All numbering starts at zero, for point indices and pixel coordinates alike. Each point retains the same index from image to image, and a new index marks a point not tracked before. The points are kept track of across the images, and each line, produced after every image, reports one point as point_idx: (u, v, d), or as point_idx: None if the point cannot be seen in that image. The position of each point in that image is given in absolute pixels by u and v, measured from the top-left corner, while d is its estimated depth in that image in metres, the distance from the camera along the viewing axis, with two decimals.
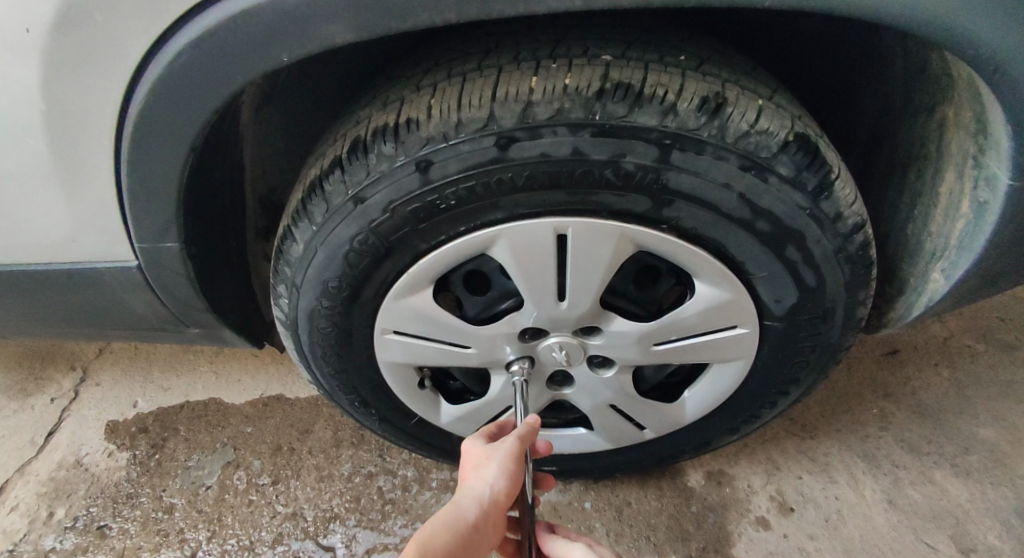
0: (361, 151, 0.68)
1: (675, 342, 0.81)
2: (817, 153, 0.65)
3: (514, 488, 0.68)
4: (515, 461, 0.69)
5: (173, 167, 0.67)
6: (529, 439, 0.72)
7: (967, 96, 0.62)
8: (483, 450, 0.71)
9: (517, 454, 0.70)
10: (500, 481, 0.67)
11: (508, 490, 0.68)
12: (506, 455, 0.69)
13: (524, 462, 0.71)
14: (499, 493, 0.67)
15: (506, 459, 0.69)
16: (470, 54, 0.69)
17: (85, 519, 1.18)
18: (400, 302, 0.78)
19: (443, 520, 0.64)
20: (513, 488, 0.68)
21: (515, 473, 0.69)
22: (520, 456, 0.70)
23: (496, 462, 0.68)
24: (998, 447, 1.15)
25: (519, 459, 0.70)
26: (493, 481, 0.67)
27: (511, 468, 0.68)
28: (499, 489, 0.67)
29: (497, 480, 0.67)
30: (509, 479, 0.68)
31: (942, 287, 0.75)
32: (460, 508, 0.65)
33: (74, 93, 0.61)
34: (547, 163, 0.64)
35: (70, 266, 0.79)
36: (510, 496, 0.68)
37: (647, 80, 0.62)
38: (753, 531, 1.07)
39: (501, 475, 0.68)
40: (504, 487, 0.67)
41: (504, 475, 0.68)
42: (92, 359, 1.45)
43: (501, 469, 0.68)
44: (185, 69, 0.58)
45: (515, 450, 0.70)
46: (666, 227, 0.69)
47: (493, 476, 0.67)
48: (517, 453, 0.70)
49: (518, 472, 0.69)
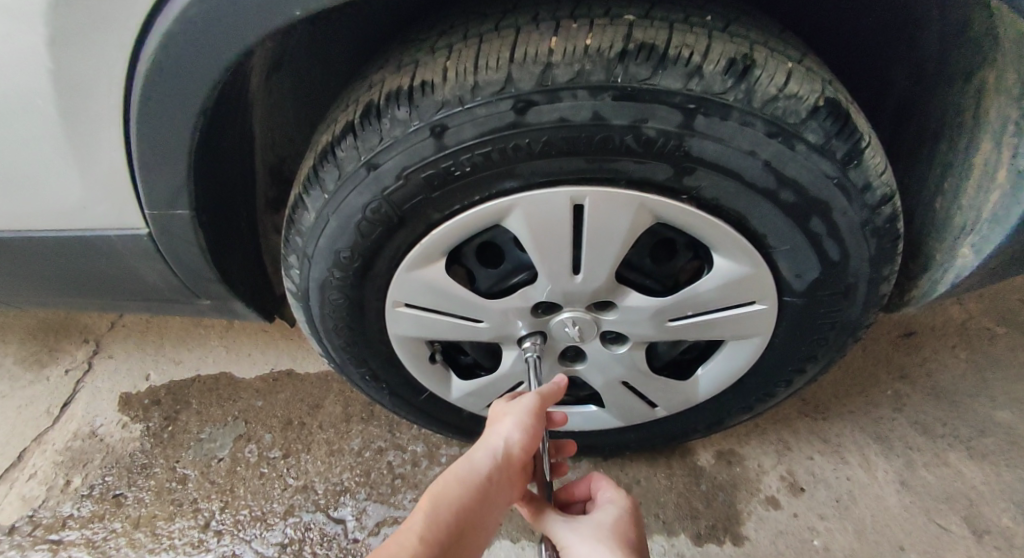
0: (374, 116, 0.67)
1: (691, 318, 0.79)
2: (847, 119, 0.63)
3: (530, 444, 0.68)
4: (532, 416, 0.70)
5: (183, 130, 0.65)
6: (548, 398, 0.73)
7: (1015, 57, 0.60)
8: (502, 408, 0.72)
9: (536, 409, 0.70)
10: (515, 435, 0.68)
11: (524, 444, 0.67)
12: (524, 411, 0.70)
13: (543, 419, 0.71)
14: (515, 447, 0.67)
15: (522, 415, 0.69)
16: (487, 14, 0.66)
17: (101, 488, 1.20)
18: (412, 274, 0.77)
19: (457, 471, 0.64)
20: (530, 443, 0.68)
21: (532, 428, 0.69)
22: (539, 413, 0.71)
23: (513, 417, 0.69)
24: (1015, 429, 1.13)
25: (537, 415, 0.70)
26: (508, 434, 0.67)
27: (528, 422, 0.69)
28: (514, 443, 0.67)
29: (513, 434, 0.67)
30: (525, 433, 0.68)
31: (970, 263, 0.73)
32: (474, 460, 0.65)
33: (82, 53, 0.60)
34: (565, 128, 0.62)
35: (82, 234, 0.79)
36: (527, 450, 0.68)
37: (672, 41, 0.60)
38: (763, 510, 1.06)
39: (517, 429, 0.68)
40: (520, 441, 0.67)
41: (521, 429, 0.68)
42: (105, 332, 1.46)
43: (517, 423, 0.68)
44: (195, 24, 0.57)
45: (533, 406, 0.70)
46: (686, 198, 0.67)
47: (509, 429, 0.68)
48: (535, 410, 0.71)
49: (535, 427, 0.69)
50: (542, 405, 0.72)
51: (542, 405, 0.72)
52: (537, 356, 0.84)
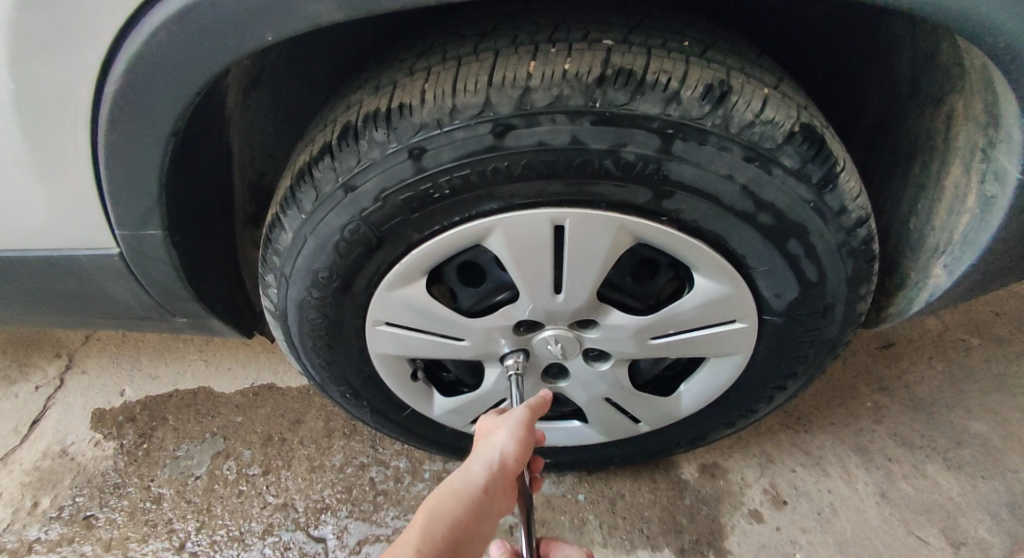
0: (351, 138, 0.66)
1: (673, 336, 0.79)
2: (822, 144, 0.64)
3: (524, 456, 0.67)
4: (524, 427, 0.69)
5: (155, 152, 0.64)
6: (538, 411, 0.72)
7: (980, 87, 0.61)
8: (493, 422, 0.71)
9: (527, 421, 0.69)
10: (509, 446, 0.67)
11: (519, 455, 0.67)
12: (516, 422, 0.69)
13: (534, 430, 0.71)
14: (509, 457, 0.66)
15: (515, 425, 0.68)
16: (466, 37, 0.66)
17: (71, 509, 1.16)
18: (392, 293, 0.76)
19: (452, 484, 0.63)
20: (525, 454, 0.67)
21: (525, 438, 0.68)
22: (530, 423, 0.70)
23: (506, 428, 0.68)
24: (990, 440, 1.15)
25: (529, 426, 0.69)
26: (502, 445, 0.66)
27: (520, 433, 0.68)
28: (509, 453, 0.66)
29: (507, 445, 0.67)
30: (519, 445, 0.67)
31: (943, 283, 0.74)
32: (469, 472, 0.64)
33: (47, 72, 0.58)
34: (544, 152, 0.62)
35: (49, 252, 0.77)
36: (521, 461, 0.67)
37: (650, 66, 0.60)
38: (746, 523, 1.06)
39: (511, 439, 0.67)
40: (515, 452, 0.67)
41: (514, 440, 0.67)
42: (78, 347, 1.43)
43: (510, 434, 0.67)
44: (163, 46, 0.55)
45: (524, 418, 0.70)
46: (666, 220, 0.67)
47: (503, 440, 0.67)
48: (526, 420, 0.70)
49: (528, 438, 0.68)
50: (533, 417, 0.71)
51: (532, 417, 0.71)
52: (520, 373, 0.83)
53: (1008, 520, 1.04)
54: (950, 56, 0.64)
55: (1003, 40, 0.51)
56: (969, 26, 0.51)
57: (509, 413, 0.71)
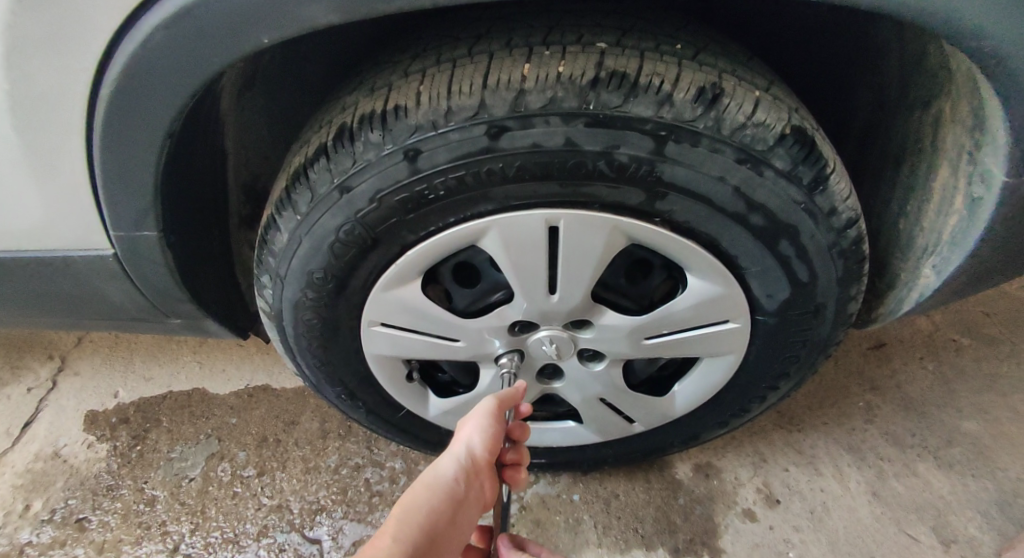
0: (346, 139, 0.66)
1: (666, 336, 0.80)
2: (813, 146, 0.65)
3: (493, 446, 0.68)
4: (492, 418, 0.69)
5: (149, 153, 0.64)
6: (508, 401, 0.72)
7: (966, 91, 0.62)
8: (463, 416, 0.71)
9: (494, 410, 0.69)
10: (477, 439, 0.67)
11: (487, 446, 0.67)
12: (483, 413, 0.69)
13: (504, 420, 0.71)
14: (477, 449, 0.67)
15: (481, 416, 0.69)
16: (461, 39, 0.66)
17: (64, 512, 1.16)
18: (387, 294, 0.77)
19: (422, 480, 0.64)
20: (494, 444, 0.68)
21: (493, 429, 0.68)
22: (498, 413, 0.70)
23: (473, 421, 0.68)
24: (980, 439, 1.16)
25: (497, 416, 0.69)
26: (470, 438, 0.67)
27: (487, 425, 0.68)
28: (476, 446, 0.67)
29: (474, 437, 0.67)
30: (487, 436, 0.68)
31: (932, 283, 0.75)
32: (439, 466, 0.65)
33: (42, 74, 0.58)
34: (539, 154, 0.62)
35: (43, 254, 0.77)
36: (490, 452, 0.68)
37: (643, 69, 0.61)
38: (739, 522, 1.07)
39: (478, 431, 0.68)
40: (483, 443, 0.67)
41: (482, 432, 0.68)
42: (71, 349, 1.42)
43: (477, 427, 0.68)
44: (158, 49, 0.55)
45: (491, 409, 0.70)
46: (659, 221, 0.68)
47: (471, 433, 0.67)
48: (494, 411, 0.70)
49: (496, 428, 0.68)
50: (501, 407, 0.71)
51: (502, 408, 0.71)
52: (514, 373, 0.83)
53: (998, 518, 1.06)
54: (937, 60, 0.65)
55: (988, 44, 0.52)
56: (955, 31, 0.52)
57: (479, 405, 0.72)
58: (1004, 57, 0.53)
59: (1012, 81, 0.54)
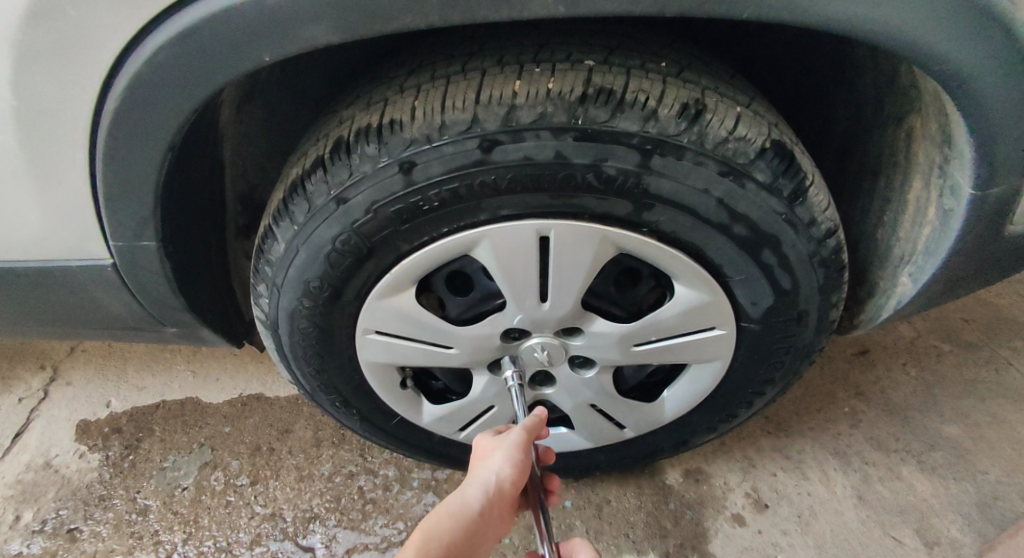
0: (343, 152, 0.68)
1: (655, 343, 0.82)
2: (792, 159, 0.67)
3: (521, 478, 0.68)
4: (522, 450, 0.69)
5: (151, 166, 0.66)
6: (535, 431, 0.72)
7: (933, 108, 0.65)
8: (491, 441, 0.71)
9: (524, 444, 0.70)
10: (506, 470, 0.67)
11: (515, 479, 0.68)
12: (513, 445, 0.69)
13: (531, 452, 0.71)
14: (504, 483, 0.67)
15: (511, 449, 0.69)
16: (454, 56, 0.69)
17: (55, 522, 1.16)
18: (383, 302, 0.78)
19: (447, 507, 0.65)
20: (521, 477, 0.68)
21: (522, 462, 0.68)
22: (527, 445, 0.70)
23: (502, 451, 0.68)
24: (962, 443, 1.19)
25: (526, 449, 0.70)
26: (498, 470, 0.67)
27: (517, 457, 0.68)
28: (505, 478, 0.67)
29: (503, 469, 0.67)
30: (516, 468, 0.68)
31: (909, 291, 0.78)
32: (465, 496, 0.66)
33: (47, 90, 0.60)
34: (530, 166, 0.64)
35: (42, 264, 0.78)
36: (517, 484, 0.68)
37: (629, 86, 0.63)
38: (729, 527, 1.09)
39: (507, 464, 0.68)
40: (511, 476, 0.67)
41: (511, 464, 0.68)
42: (63, 358, 1.43)
43: (507, 458, 0.68)
44: (164, 65, 0.57)
45: (521, 440, 0.70)
46: (646, 230, 0.70)
47: (499, 464, 0.67)
48: (523, 442, 0.70)
49: (525, 462, 0.69)
50: (530, 439, 0.71)
51: (530, 438, 0.72)
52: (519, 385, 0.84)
53: (979, 520, 1.08)
54: (908, 79, 0.68)
55: (951, 65, 0.55)
56: (919, 53, 0.54)
57: (507, 432, 0.71)
58: (966, 79, 0.56)
59: (973, 98, 0.57)
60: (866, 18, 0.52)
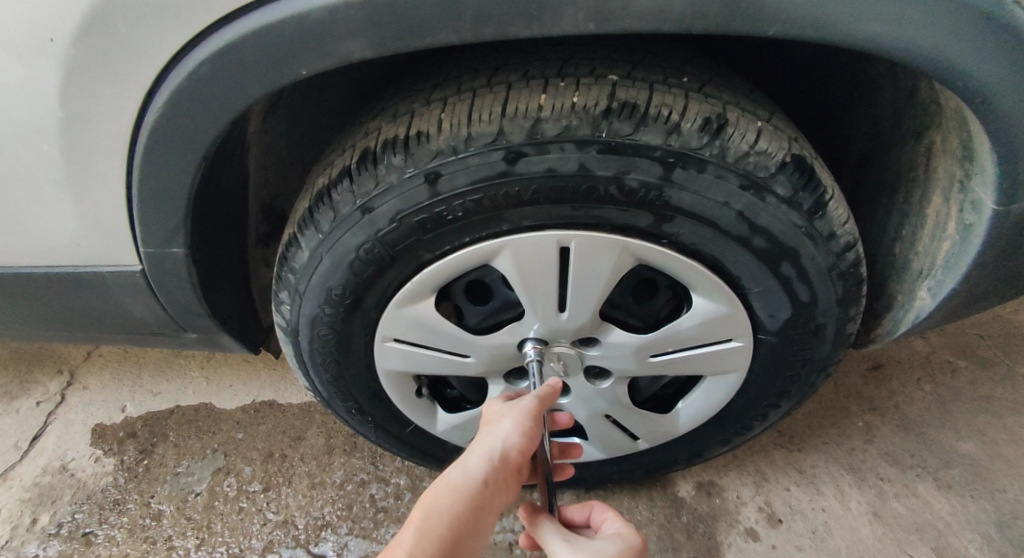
0: (370, 162, 0.70)
1: (672, 354, 0.82)
2: (812, 173, 0.68)
3: (528, 447, 0.66)
4: (531, 417, 0.68)
5: (186, 174, 0.67)
6: (545, 402, 0.71)
7: (954, 125, 0.66)
8: (498, 411, 0.70)
9: (532, 412, 0.68)
10: (512, 438, 0.66)
11: (522, 447, 0.66)
12: (521, 414, 0.68)
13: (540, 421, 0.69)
14: (511, 451, 0.65)
15: (519, 417, 0.67)
16: (479, 70, 0.70)
17: (70, 526, 1.17)
18: (403, 310, 0.79)
19: (451, 478, 0.62)
20: (529, 445, 0.67)
21: (529, 430, 0.67)
22: (536, 415, 0.69)
23: (509, 420, 0.67)
24: (978, 460, 1.18)
25: (535, 417, 0.68)
26: (505, 438, 0.65)
27: (525, 426, 0.67)
28: (511, 445, 0.65)
29: (509, 437, 0.66)
30: (524, 437, 0.67)
31: (928, 305, 0.79)
32: (469, 466, 0.63)
33: (91, 101, 0.62)
34: (553, 178, 0.66)
35: (72, 269, 0.80)
36: (524, 453, 0.66)
37: (652, 100, 0.64)
38: (742, 542, 1.08)
39: (514, 432, 0.66)
40: (518, 444, 0.66)
41: (519, 431, 0.66)
42: (80, 363, 1.45)
43: (514, 426, 0.66)
44: (206, 78, 0.59)
45: (530, 409, 0.69)
46: (666, 242, 0.71)
47: (506, 433, 0.66)
48: (532, 412, 0.69)
49: (532, 430, 0.67)
50: (539, 409, 0.70)
51: (540, 407, 0.70)
52: (536, 365, 0.81)
53: (998, 539, 1.07)
54: (928, 95, 0.69)
55: (975, 82, 0.56)
56: (945, 70, 0.55)
57: (516, 402, 0.70)
58: (989, 96, 0.57)
59: (996, 114, 0.58)
60: (890, 36, 0.53)
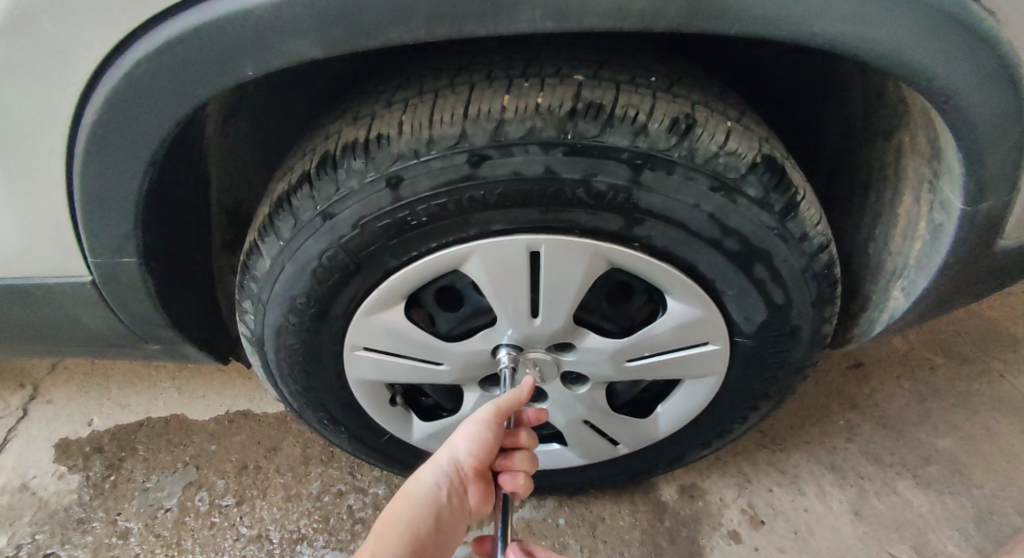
0: (330, 167, 0.67)
1: (648, 359, 0.81)
2: (783, 174, 0.67)
3: (474, 454, 0.68)
4: (482, 425, 0.67)
5: (130, 181, 0.64)
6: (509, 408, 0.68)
7: (921, 125, 0.65)
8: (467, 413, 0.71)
9: (483, 419, 0.67)
10: (459, 447, 0.68)
11: (466, 454, 0.68)
12: (472, 421, 0.68)
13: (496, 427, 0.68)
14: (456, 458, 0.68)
15: (468, 424, 0.68)
16: (442, 71, 0.68)
17: (31, 547, 1.12)
18: (371, 319, 0.77)
19: (408, 482, 0.69)
20: (475, 453, 0.68)
21: (475, 439, 0.67)
22: (489, 422, 0.67)
23: (461, 427, 0.69)
24: (956, 457, 1.18)
25: (487, 424, 0.67)
26: (452, 447, 0.68)
27: (471, 435, 0.67)
28: (456, 454, 0.68)
29: (457, 445, 0.68)
30: (471, 445, 0.68)
31: (902, 305, 0.78)
32: (424, 471, 0.69)
33: (23, 104, 0.59)
34: (519, 181, 0.64)
35: (20, 280, 0.76)
36: (472, 460, 0.69)
37: (619, 101, 0.62)
38: (724, 545, 1.07)
39: (461, 441, 0.68)
40: (464, 453, 0.68)
41: (466, 441, 0.68)
42: (44, 376, 1.40)
43: (462, 436, 0.68)
44: (144, 79, 0.56)
45: (483, 416, 0.67)
46: (638, 245, 0.69)
47: (455, 441, 0.69)
48: (486, 420, 0.67)
49: (480, 440, 0.67)
50: (498, 416, 0.68)
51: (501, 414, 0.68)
52: (510, 370, 0.79)
53: (976, 536, 1.07)
54: (895, 95, 0.68)
55: (939, 82, 0.55)
56: (908, 69, 0.54)
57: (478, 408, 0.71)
58: (953, 97, 0.56)
59: (961, 115, 0.58)
60: (855, 35, 0.52)
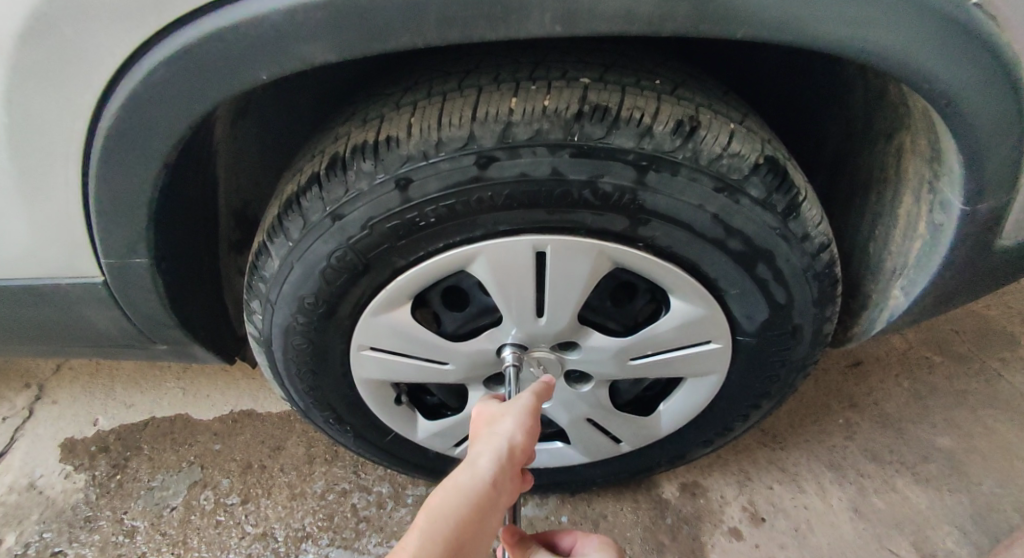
0: (339, 168, 0.68)
1: (651, 357, 0.82)
2: (785, 175, 0.68)
3: (531, 444, 0.60)
4: (530, 414, 0.62)
5: (144, 182, 0.65)
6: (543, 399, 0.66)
7: (922, 128, 0.66)
8: (498, 408, 0.64)
9: (532, 409, 0.63)
10: (516, 435, 0.60)
11: (524, 443, 0.60)
12: (522, 410, 0.62)
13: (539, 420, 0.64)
14: (516, 446, 0.59)
15: (519, 413, 0.62)
16: (450, 74, 0.69)
17: (38, 545, 1.13)
18: (378, 318, 0.78)
19: (455, 479, 0.55)
20: (531, 444, 0.60)
21: (531, 427, 0.61)
22: (535, 412, 0.64)
23: (511, 416, 0.61)
24: (955, 454, 1.19)
25: (534, 414, 0.63)
26: (508, 434, 0.59)
27: (527, 422, 0.61)
28: (515, 442, 0.59)
29: (513, 433, 0.60)
30: (526, 434, 0.61)
31: (901, 304, 0.80)
32: (475, 464, 0.56)
33: (41, 107, 0.60)
34: (526, 182, 0.65)
35: (31, 281, 0.77)
36: (528, 451, 0.60)
37: (625, 103, 0.63)
38: (725, 541, 1.08)
39: (518, 428, 0.60)
40: (522, 441, 0.60)
41: (521, 429, 0.60)
42: (49, 376, 1.40)
43: (516, 423, 0.61)
44: (160, 82, 0.57)
45: (529, 405, 0.63)
46: (642, 245, 0.70)
47: (510, 428, 0.60)
48: (532, 409, 0.63)
49: (533, 427, 0.61)
50: (537, 406, 0.65)
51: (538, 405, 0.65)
52: (514, 369, 0.80)
53: (974, 532, 1.08)
54: (895, 97, 0.69)
55: (940, 86, 0.56)
56: (910, 73, 0.55)
57: (512, 400, 0.65)
58: (954, 100, 0.57)
59: (962, 118, 0.59)
60: (858, 39, 0.53)
